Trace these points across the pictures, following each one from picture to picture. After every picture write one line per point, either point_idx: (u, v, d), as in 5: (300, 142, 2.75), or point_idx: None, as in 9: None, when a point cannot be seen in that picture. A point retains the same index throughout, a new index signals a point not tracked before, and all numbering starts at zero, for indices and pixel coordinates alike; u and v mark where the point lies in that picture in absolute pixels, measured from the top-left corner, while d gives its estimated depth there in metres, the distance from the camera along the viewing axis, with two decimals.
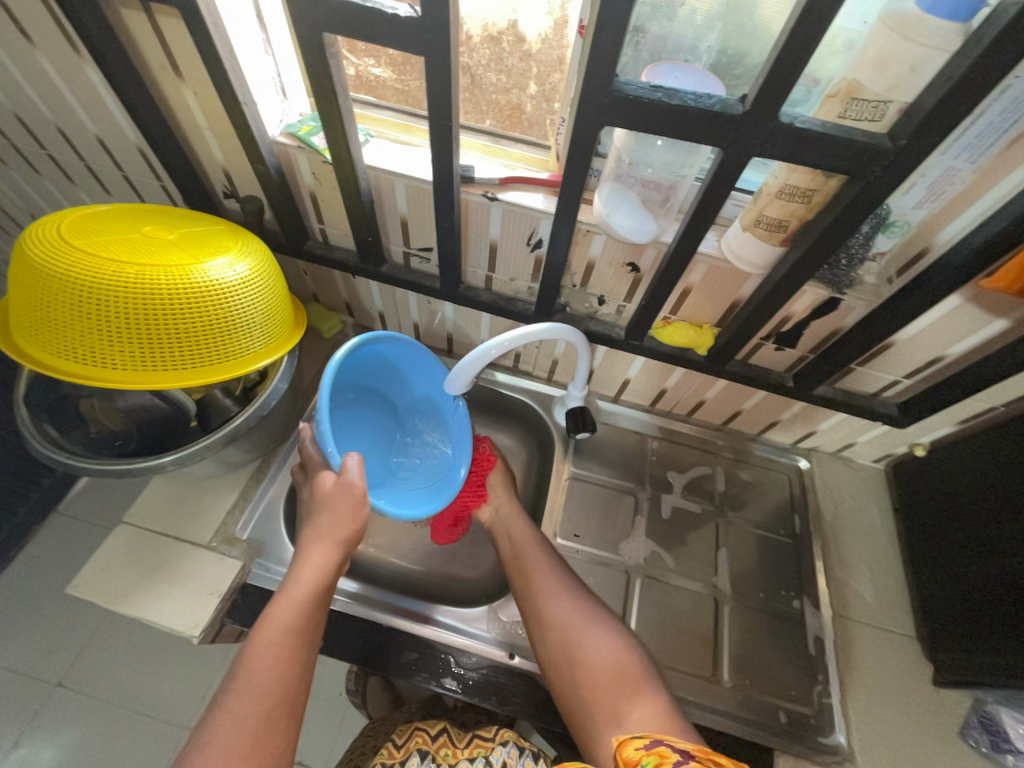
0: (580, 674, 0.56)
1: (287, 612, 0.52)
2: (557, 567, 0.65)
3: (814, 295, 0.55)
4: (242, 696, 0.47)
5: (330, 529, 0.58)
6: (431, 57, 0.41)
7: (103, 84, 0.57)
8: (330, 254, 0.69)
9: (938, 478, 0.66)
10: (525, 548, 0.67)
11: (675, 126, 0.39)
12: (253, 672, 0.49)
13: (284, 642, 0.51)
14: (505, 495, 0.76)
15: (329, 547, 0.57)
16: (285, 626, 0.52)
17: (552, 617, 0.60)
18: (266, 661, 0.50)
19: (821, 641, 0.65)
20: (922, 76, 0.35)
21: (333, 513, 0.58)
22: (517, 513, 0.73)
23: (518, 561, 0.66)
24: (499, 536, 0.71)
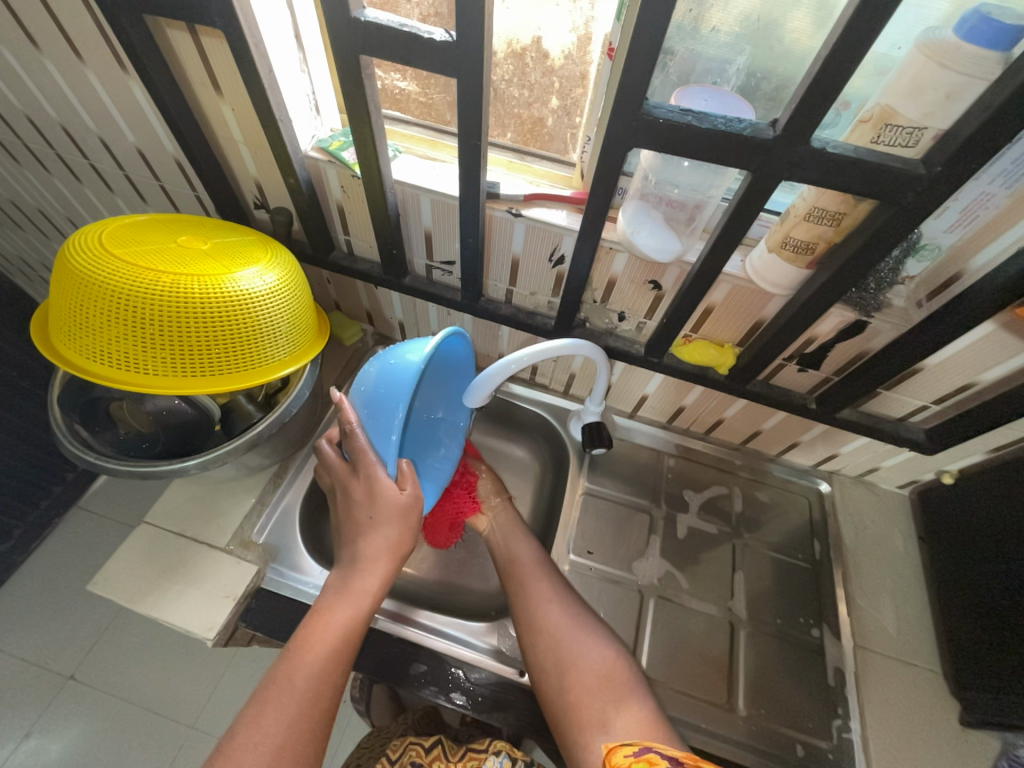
0: (568, 680, 0.55)
1: (347, 621, 0.53)
2: (551, 575, 0.65)
3: (840, 317, 0.54)
4: (290, 698, 0.49)
5: (393, 544, 0.56)
6: (463, 79, 0.42)
7: (146, 99, 0.59)
8: (354, 265, 0.70)
9: (966, 506, 0.64)
10: (523, 556, 0.67)
11: (704, 149, 0.39)
12: (301, 674, 0.50)
13: (343, 647, 0.52)
14: (503, 510, 0.75)
15: (390, 558, 0.57)
16: (345, 632, 0.53)
17: (544, 622, 0.60)
18: (315, 664, 0.51)
19: (842, 673, 0.63)
20: (959, 103, 0.34)
21: (398, 527, 0.56)
22: (515, 524, 0.73)
23: (512, 568, 0.67)
24: (497, 546, 0.71)
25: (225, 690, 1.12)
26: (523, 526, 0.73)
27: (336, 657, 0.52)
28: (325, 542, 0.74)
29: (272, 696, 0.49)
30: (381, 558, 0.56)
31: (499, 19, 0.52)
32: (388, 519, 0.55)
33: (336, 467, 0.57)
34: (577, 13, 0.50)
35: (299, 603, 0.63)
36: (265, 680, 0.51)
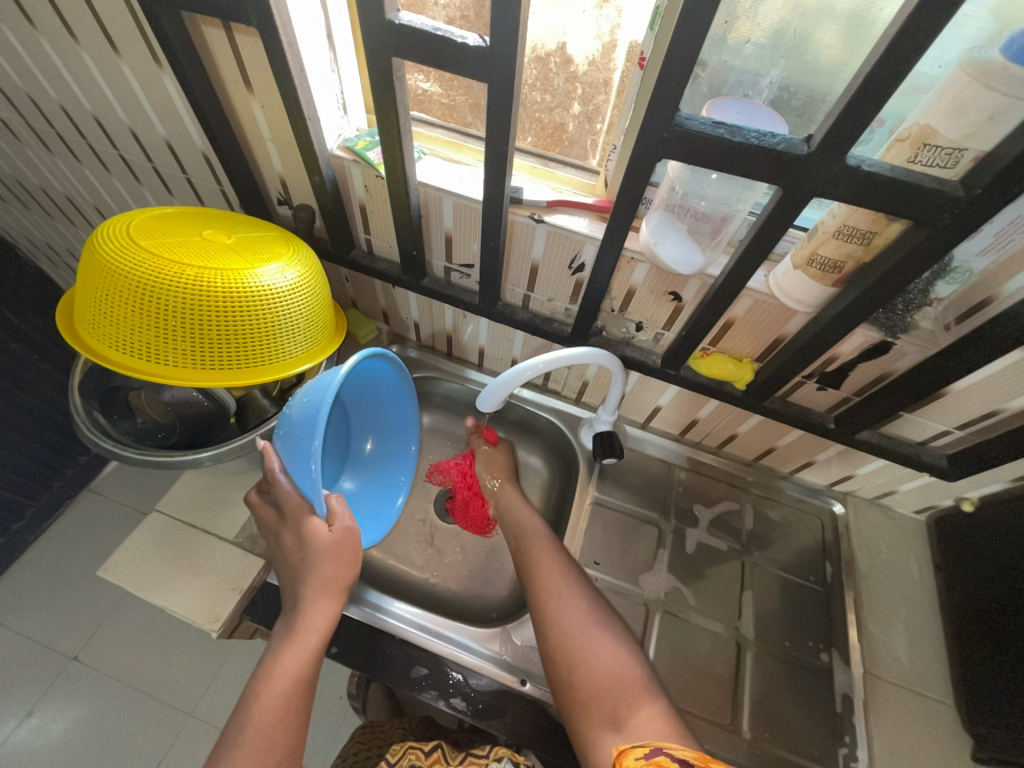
0: (576, 674, 0.54)
1: (299, 643, 0.53)
2: (563, 561, 0.65)
3: (864, 336, 0.53)
4: (258, 720, 0.50)
5: (329, 574, 0.56)
6: (495, 83, 0.42)
7: (178, 93, 0.60)
8: (373, 264, 0.70)
9: (985, 535, 0.63)
10: (536, 544, 0.67)
11: (736, 163, 0.39)
12: (264, 699, 0.51)
13: (294, 692, 0.52)
14: (515, 493, 0.76)
15: (326, 594, 0.56)
16: (295, 677, 0.52)
17: (553, 614, 0.59)
18: (279, 686, 0.51)
19: (849, 699, 0.62)
20: (1002, 125, 0.34)
21: (329, 563, 0.56)
22: (528, 511, 0.73)
23: (523, 554, 0.67)
24: (508, 529, 0.72)
25: (223, 680, 1.13)
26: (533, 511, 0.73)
27: (296, 677, 0.52)
28: None
29: (242, 721, 0.50)
30: (317, 601, 0.55)
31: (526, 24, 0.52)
32: (320, 558, 0.56)
33: (270, 523, 0.60)
34: (603, 20, 0.50)
35: None
36: (237, 709, 0.52)
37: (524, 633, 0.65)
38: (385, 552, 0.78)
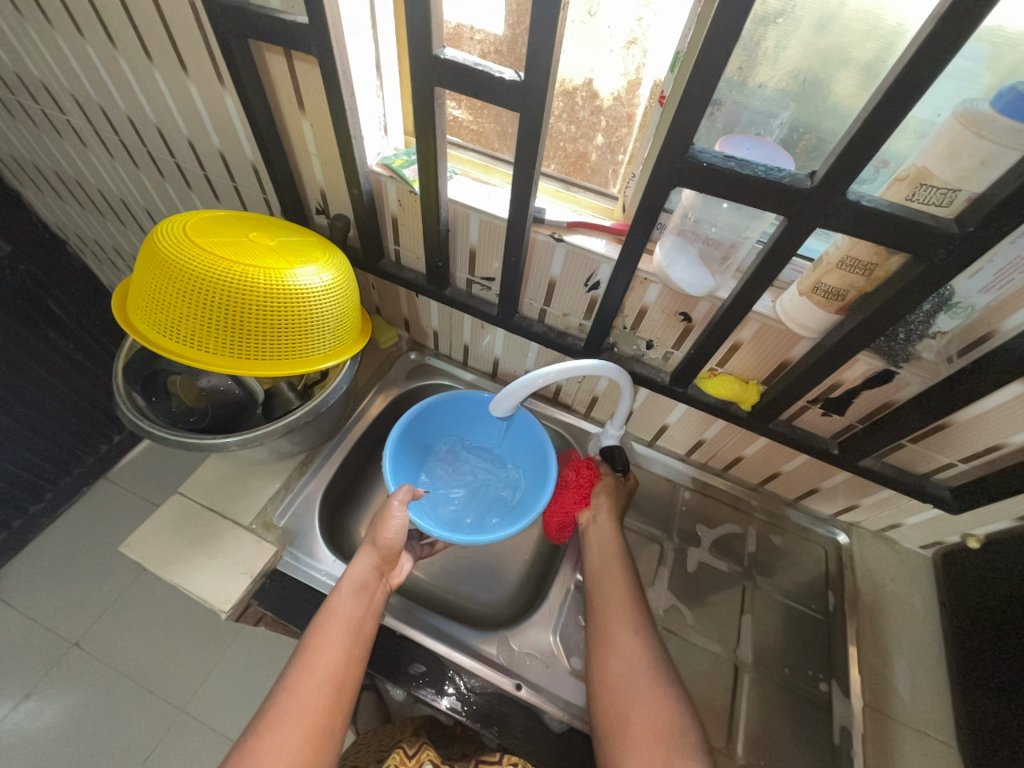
0: (629, 710, 0.53)
1: (357, 604, 0.57)
2: (638, 602, 0.62)
3: (867, 365, 0.55)
4: (312, 680, 0.51)
5: (382, 538, 0.62)
6: (526, 113, 0.46)
7: (235, 109, 0.66)
8: (400, 274, 0.75)
9: (993, 574, 0.62)
10: (613, 577, 0.64)
11: (744, 194, 0.42)
12: (319, 654, 0.53)
13: (343, 633, 0.55)
14: (608, 529, 0.69)
15: (385, 547, 0.62)
16: (343, 613, 0.56)
17: (620, 646, 0.57)
18: (335, 649, 0.54)
19: (848, 733, 0.61)
20: (993, 170, 0.36)
21: (383, 518, 0.63)
22: (614, 548, 0.67)
23: (602, 575, 0.65)
24: (589, 550, 0.69)
25: (218, 678, 1.13)
26: (622, 549, 0.67)
27: (351, 645, 0.55)
28: (340, 535, 0.76)
29: (299, 671, 0.52)
30: (361, 550, 0.63)
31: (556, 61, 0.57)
32: (377, 512, 0.64)
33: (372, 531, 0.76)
34: (629, 59, 0.54)
35: (310, 589, 0.65)
36: (294, 656, 0.54)
37: (522, 639, 0.66)
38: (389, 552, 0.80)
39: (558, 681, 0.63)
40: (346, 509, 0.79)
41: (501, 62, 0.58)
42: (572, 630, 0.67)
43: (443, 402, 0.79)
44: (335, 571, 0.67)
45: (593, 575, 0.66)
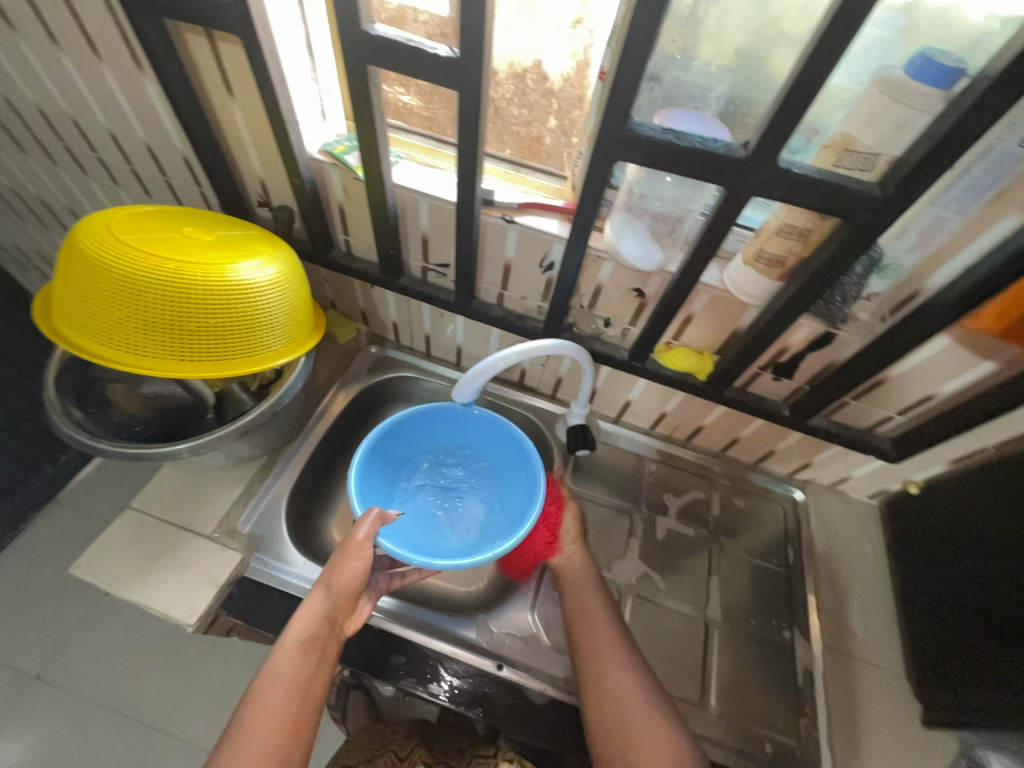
0: (633, 758, 0.52)
1: (304, 662, 0.56)
2: (623, 637, 0.62)
3: (810, 328, 0.58)
4: (253, 749, 0.51)
5: (335, 584, 0.59)
6: (463, 91, 0.45)
7: (159, 97, 0.61)
8: (352, 264, 0.72)
9: (934, 515, 0.67)
10: (594, 616, 0.63)
11: (684, 165, 0.43)
12: (260, 718, 0.53)
13: (287, 694, 0.54)
14: (582, 564, 0.68)
15: (337, 596, 0.59)
16: (288, 672, 0.55)
17: (614, 690, 0.57)
18: (276, 714, 0.53)
19: (810, 674, 0.65)
20: (908, 133, 0.38)
21: (339, 563, 0.60)
22: (590, 583, 0.66)
23: (582, 614, 0.63)
24: (564, 589, 0.67)
25: (197, 694, 1.10)
26: (598, 583, 0.67)
27: (296, 706, 0.54)
28: (310, 536, 0.75)
29: (237, 737, 0.52)
30: (314, 595, 0.60)
31: (501, 41, 0.55)
32: (336, 552, 0.61)
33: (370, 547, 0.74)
34: (577, 39, 0.53)
35: (281, 593, 0.63)
36: (242, 703, 0.55)
37: (500, 621, 0.67)
38: None
39: (539, 657, 0.64)
40: (314, 510, 0.77)
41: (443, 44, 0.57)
42: (550, 606, 0.69)
43: (424, 413, 0.76)
44: (307, 572, 0.65)
45: (571, 613, 0.64)
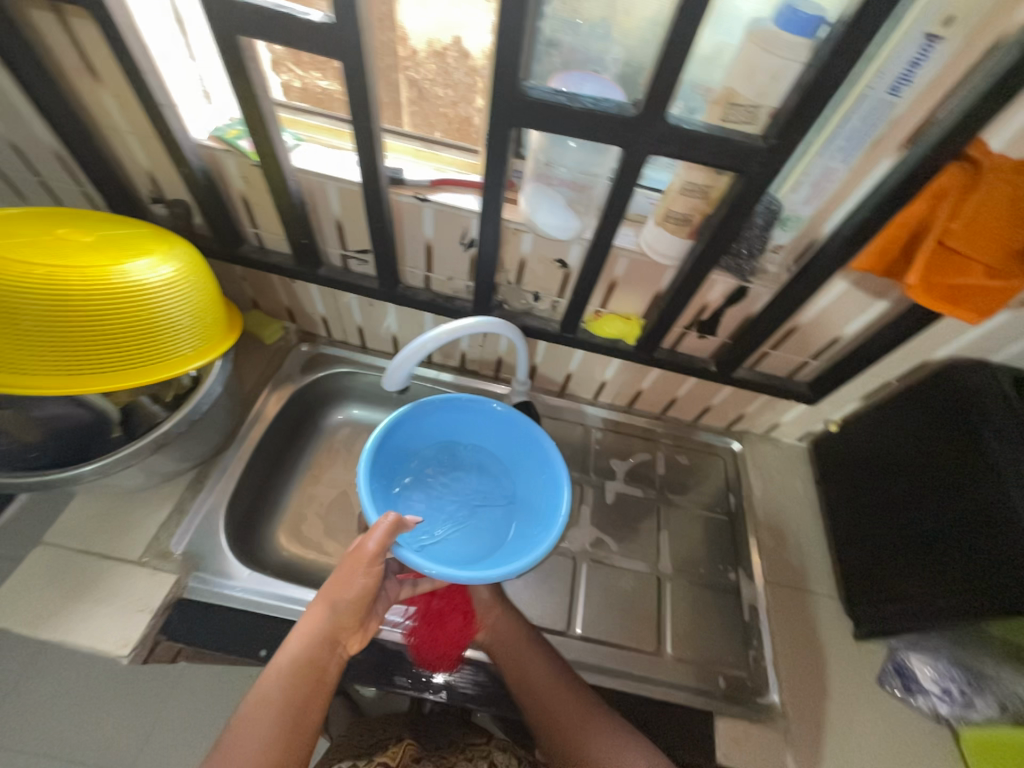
0: None
1: (299, 685, 0.49)
2: (573, 688, 0.58)
3: (725, 284, 0.60)
4: None
5: (341, 598, 0.53)
6: (346, 60, 0.42)
7: (12, 85, 0.55)
8: (265, 258, 0.68)
9: (855, 448, 0.72)
10: (535, 675, 0.58)
11: (579, 127, 0.42)
12: (242, 754, 0.45)
13: (278, 724, 0.47)
14: (506, 624, 0.62)
15: (342, 610, 0.53)
16: (281, 696, 0.48)
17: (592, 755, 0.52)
18: (262, 748, 0.46)
19: (755, 609, 0.70)
20: (783, 83, 0.40)
21: (345, 576, 0.53)
22: (522, 639, 0.61)
23: (522, 681, 0.58)
24: (497, 662, 0.60)
25: None
26: (529, 634, 0.62)
27: (287, 738, 0.47)
28: (254, 547, 0.71)
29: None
30: (315, 611, 0.53)
31: (414, 15, 0.49)
32: (343, 563, 0.54)
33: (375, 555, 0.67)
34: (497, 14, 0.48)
35: (224, 608, 0.61)
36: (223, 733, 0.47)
37: None
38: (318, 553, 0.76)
39: None
40: (256, 520, 0.74)
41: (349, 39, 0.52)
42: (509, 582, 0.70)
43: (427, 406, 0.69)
44: (252, 584, 0.62)
45: (512, 681, 0.59)
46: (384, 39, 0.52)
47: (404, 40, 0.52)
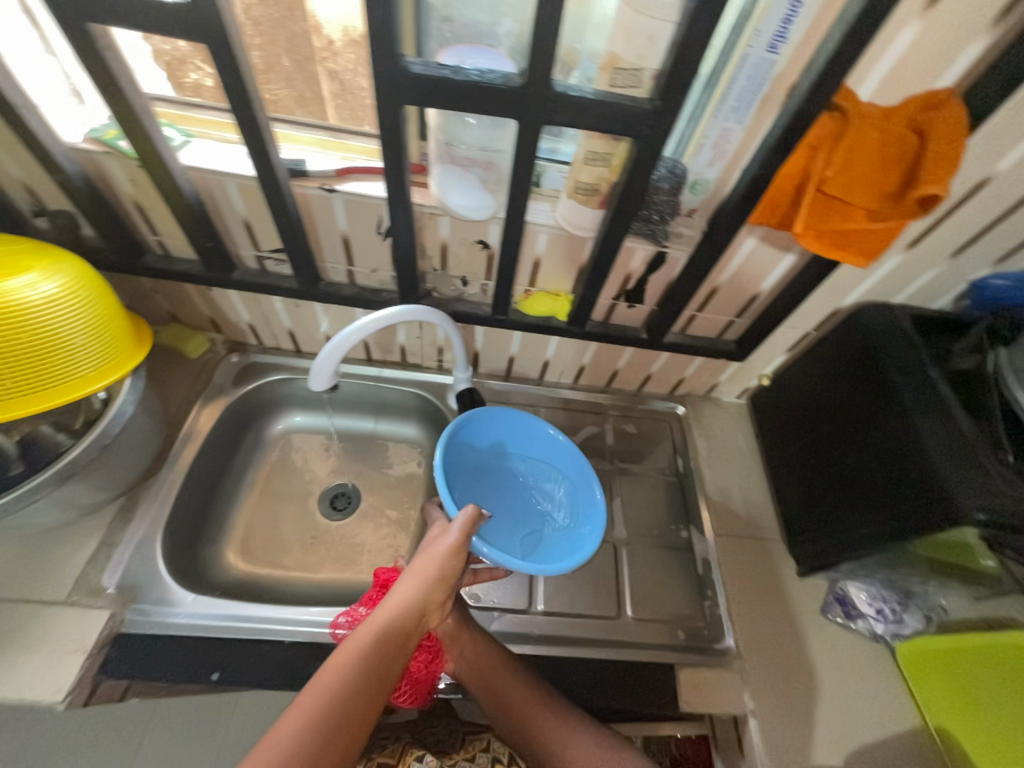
0: None
1: (389, 651, 0.49)
2: (550, 700, 0.59)
3: (644, 251, 0.61)
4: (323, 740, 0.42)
5: (432, 575, 0.54)
6: (213, 44, 0.40)
7: None
8: (171, 267, 0.64)
9: (786, 398, 0.76)
10: (512, 693, 0.59)
11: (467, 101, 0.42)
12: (331, 706, 0.44)
13: (367, 684, 0.46)
14: (478, 647, 0.60)
15: (433, 582, 0.53)
16: (372, 659, 0.47)
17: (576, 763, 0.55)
18: (352, 703, 0.44)
19: (708, 561, 0.73)
20: (659, 44, 0.40)
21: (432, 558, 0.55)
22: (493, 661, 0.60)
23: (498, 700, 0.59)
24: (470, 684, 0.60)
25: None
26: (501, 652, 0.61)
27: (373, 697, 0.46)
28: (199, 570, 0.68)
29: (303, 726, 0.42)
30: (406, 584, 0.53)
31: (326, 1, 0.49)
32: (430, 548, 0.56)
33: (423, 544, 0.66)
34: None
35: (166, 637, 0.58)
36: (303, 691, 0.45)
37: None
38: (272, 567, 0.73)
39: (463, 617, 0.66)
40: (199, 542, 0.71)
41: (262, 35, 0.51)
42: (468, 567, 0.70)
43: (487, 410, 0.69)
44: (197, 608, 0.60)
45: (486, 699, 0.59)
46: (297, 29, 0.50)
47: (320, 31, 0.51)
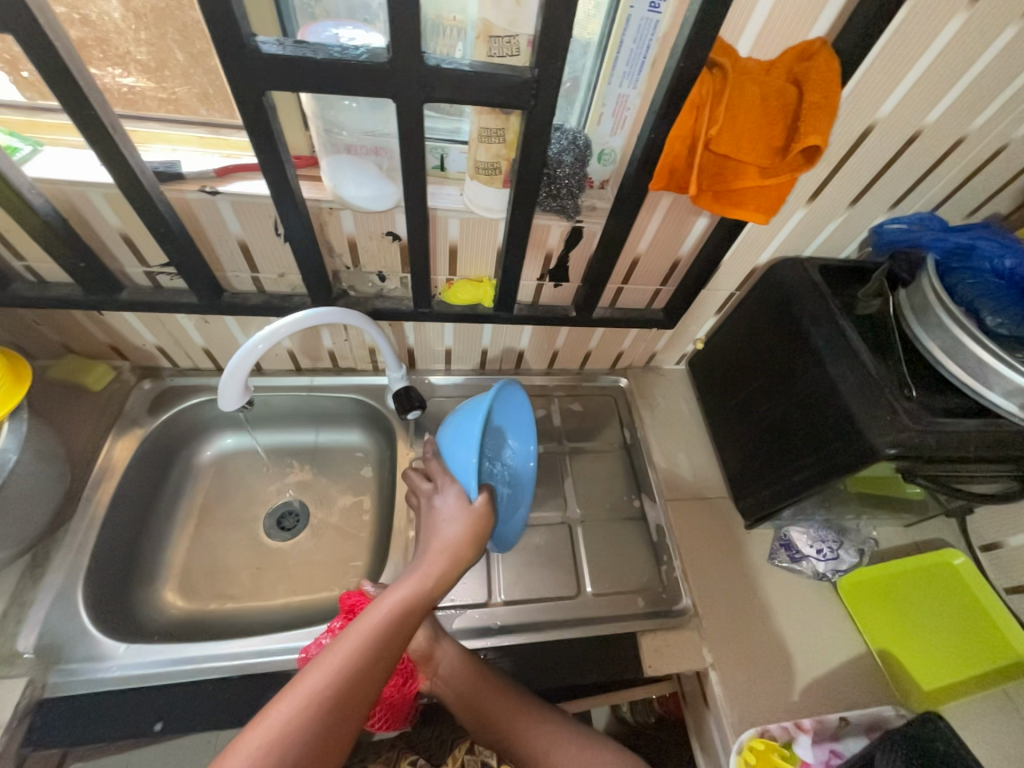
0: None
1: (415, 615, 0.48)
2: (530, 703, 0.60)
3: (560, 227, 0.60)
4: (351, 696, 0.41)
5: (457, 545, 0.53)
6: (23, 34, 0.35)
7: None
8: (47, 293, 0.58)
9: (719, 360, 0.78)
10: (492, 704, 0.59)
11: (334, 82, 0.38)
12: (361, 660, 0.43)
13: (392, 644, 0.45)
14: (456, 662, 0.60)
15: (462, 553, 0.53)
16: (401, 620, 0.47)
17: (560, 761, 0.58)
18: (379, 659, 0.44)
19: (661, 528, 0.74)
20: (529, 8, 0.38)
21: (460, 529, 0.55)
22: (471, 673, 0.60)
23: (478, 710, 0.59)
24: (449, 698, 0.60)
25: None
26: (478, 666, 0.61)
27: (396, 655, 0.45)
28: (132, 617, 0.64)
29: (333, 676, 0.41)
30: (434, 552, 0.53)
31: None
32: (456, 518, 0.56)
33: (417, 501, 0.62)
34: None
35: (97, 696, 0.54)
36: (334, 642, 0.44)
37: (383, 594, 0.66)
38: (218, 600, 0.69)
39: None
40: (129, 587, 0.66)
41: (149, 29, 0.49)
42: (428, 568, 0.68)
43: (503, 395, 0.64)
44: (129, 658, 0.56)
45: (466, 711, 0.60)
46: (187, 20, 0.49)
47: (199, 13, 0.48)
